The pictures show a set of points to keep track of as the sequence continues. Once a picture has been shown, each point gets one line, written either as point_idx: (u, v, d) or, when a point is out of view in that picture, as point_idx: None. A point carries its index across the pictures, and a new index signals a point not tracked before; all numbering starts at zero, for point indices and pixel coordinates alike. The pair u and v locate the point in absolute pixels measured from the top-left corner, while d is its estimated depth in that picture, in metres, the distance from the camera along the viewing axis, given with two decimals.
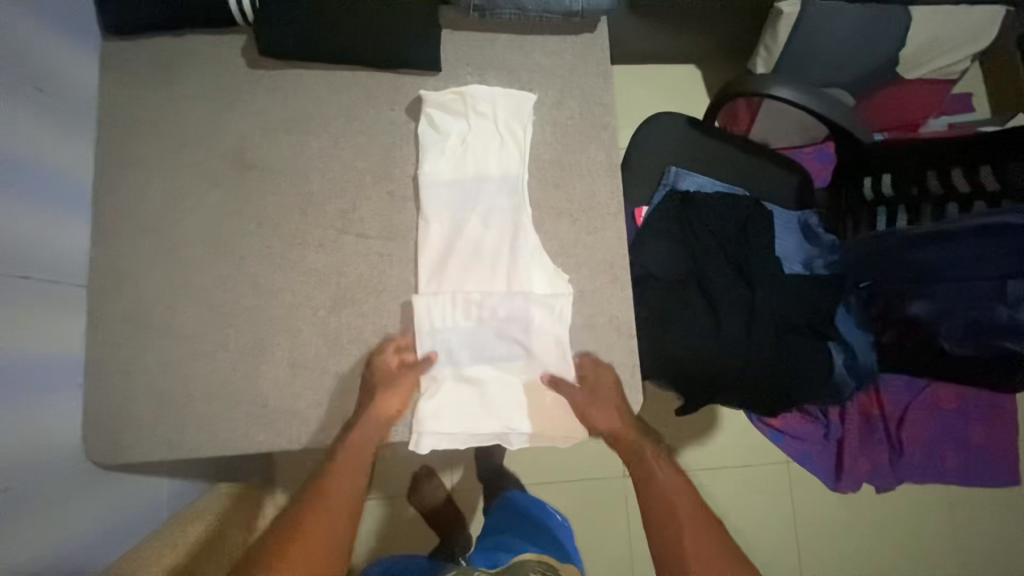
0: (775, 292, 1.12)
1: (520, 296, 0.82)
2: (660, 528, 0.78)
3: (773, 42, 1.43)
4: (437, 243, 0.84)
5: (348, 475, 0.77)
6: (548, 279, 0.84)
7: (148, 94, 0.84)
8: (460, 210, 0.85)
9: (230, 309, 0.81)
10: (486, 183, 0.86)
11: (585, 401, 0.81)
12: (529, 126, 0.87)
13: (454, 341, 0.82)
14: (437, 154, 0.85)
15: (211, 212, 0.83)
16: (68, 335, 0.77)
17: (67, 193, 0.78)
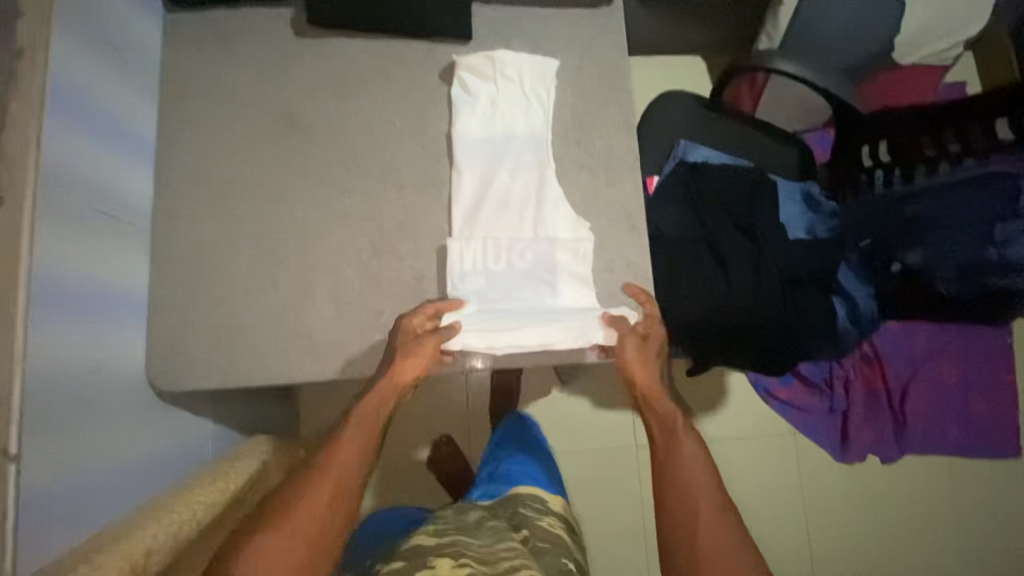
0: (779, 253, 1.19)
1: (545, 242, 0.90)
2: (677, 486, 0.86)
3: (774, 28, 1.51)
4: (468, 195, 0.91)
5: (364, 422, 0.86)
6: (571, 229, 0.91)
7: (205, 59, 0.93)
8: (490, 165, 0.92)
9: (280, 252, 0.89)
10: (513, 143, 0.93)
11: (632, 344, 0.90)
12: (552, 90, 0.95)
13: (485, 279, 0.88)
14: (469, 114, 0.93)
15: (262, 164, 0.91)
16: (133, 271, 0.84)
17: (133, 144, 0.85)
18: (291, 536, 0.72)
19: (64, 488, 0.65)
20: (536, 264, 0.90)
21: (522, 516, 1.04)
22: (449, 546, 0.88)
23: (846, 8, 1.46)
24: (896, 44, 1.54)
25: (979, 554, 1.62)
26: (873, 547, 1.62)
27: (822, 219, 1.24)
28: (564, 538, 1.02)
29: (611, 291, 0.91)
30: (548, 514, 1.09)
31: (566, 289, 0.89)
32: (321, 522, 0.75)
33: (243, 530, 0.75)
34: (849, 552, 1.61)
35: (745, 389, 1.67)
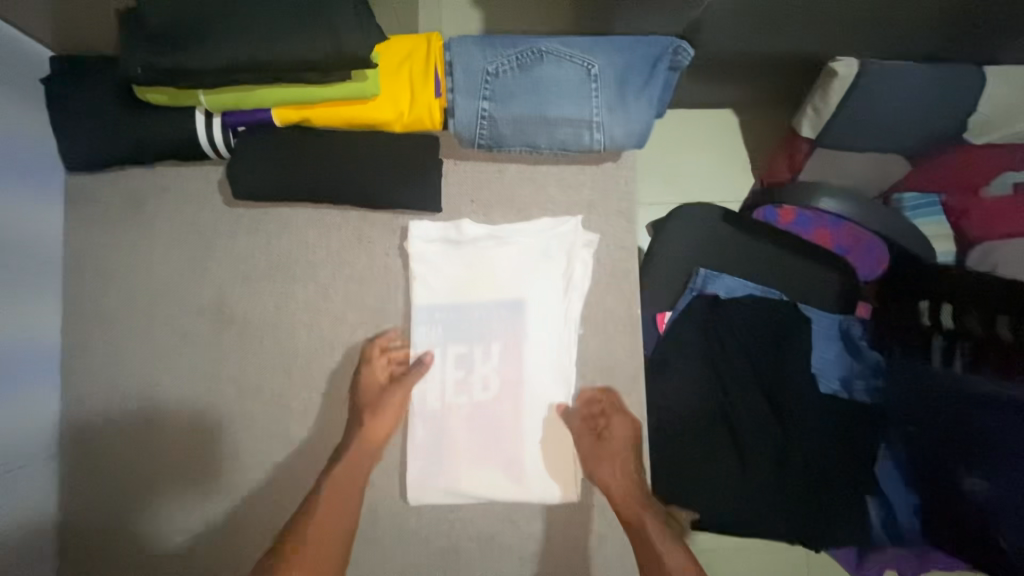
0: (810, 434, 0.98)
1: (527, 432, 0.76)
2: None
3: (824, 103, 1.16)
4: (441, 340, 0.77)
5: (355, 453, 0.73)
6: (564, 395, 0.76)
7: (117, 236, 0.77)
8: (463, 306, 0.77)
9: (211, 477, 0.75)
10: (501, 279, 0.77)
11: (590, 443, 0.74)
12: (547, 239, 0.77)
13: (446, 467, 0.75)
14: (443, 256, 0.77)
15: (187, 371, 0.76)
16: (35, 514, 0.72)
17: (30, 360, 0.71)
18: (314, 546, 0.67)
19: None
20: (513, 428, 0.76)
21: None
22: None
23: (905, 88, 1.11)
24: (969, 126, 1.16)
25: None
26: None
27: (862, 371, 1.05)
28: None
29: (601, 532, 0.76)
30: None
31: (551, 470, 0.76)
32: (328, 554, 0.67)
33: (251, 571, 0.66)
34: None
35: None
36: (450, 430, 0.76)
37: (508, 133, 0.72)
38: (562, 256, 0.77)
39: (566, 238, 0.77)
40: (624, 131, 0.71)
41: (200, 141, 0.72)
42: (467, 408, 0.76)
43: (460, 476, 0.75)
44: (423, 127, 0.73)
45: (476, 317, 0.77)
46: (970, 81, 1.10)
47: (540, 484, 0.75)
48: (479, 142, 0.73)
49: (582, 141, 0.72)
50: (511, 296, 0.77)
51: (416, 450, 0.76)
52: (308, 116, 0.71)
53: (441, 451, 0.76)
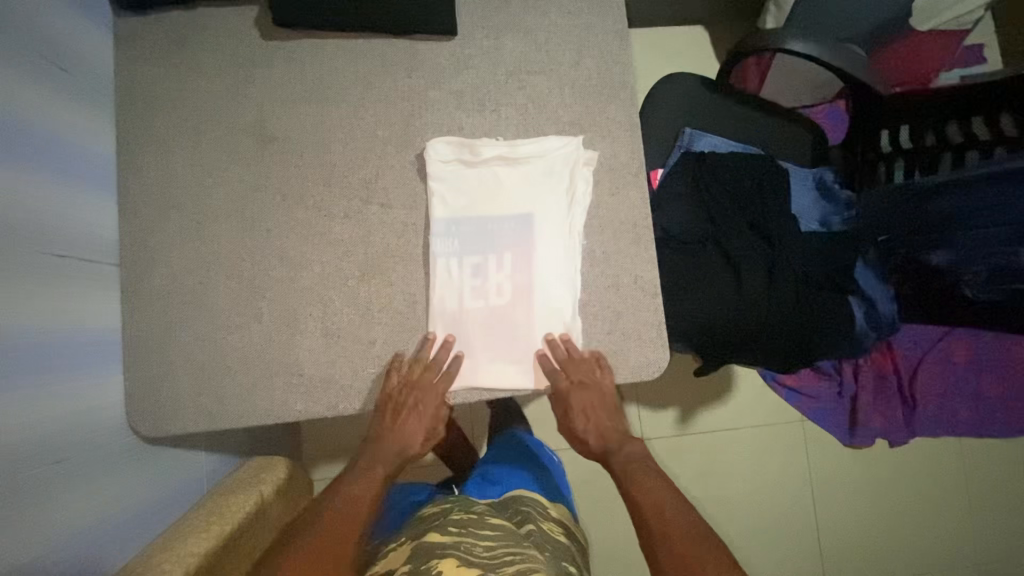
0: (795, 252, 1.10)
1: (535, 332, 0.84)
2: (643, 509, 0.78)
3: None
4: (459, 252, 0.84)
5: (385, 459, 0.84)
6: (567, 303, 0.84)
7: (164, 69, 0.84)
8: (477, 218, 0.84)
9: (260, 282, 0.82)
10: (511, 197, 0.85)
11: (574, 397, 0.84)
12: (550, 162, 0.85)
13: (466, 338, 0.83)
14: (458, 177, 0.84)
15: (235, 186, 0.83)
16: (103, 314, 0.78)
17: (89, 171, 0.77)
18: (329, 533, 0.75)
19: (52, 555, 0.62)
20: (525, 328, 0.84)
21: (524, 513, 0.96)
22: (457, 548, 0.77)
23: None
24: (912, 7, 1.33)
25: (1006, 548, 1.55)
26: (888, 540, 1.56)
27: (836, 209, 1.17)
28: (567, 544, 0.94)
29: (616, 309, 0.85)
30: (548, 516, 1.00)
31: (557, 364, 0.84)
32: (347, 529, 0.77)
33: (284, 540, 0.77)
34: (862, 545, 1.56)
35: (754, 381, 1.60)
36: (467, 328, 0.83)
37: None
38: (568, 175, 0.85)
39: (573, 159, 0.85)
40: None
41: None
42: (485, 312, 0.84)
43: (476, 358, 0.83)
44: None
45: (489, 228, 0.85)
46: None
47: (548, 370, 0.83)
48: None
49: None
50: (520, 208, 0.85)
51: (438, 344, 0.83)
52: None
53: (462, 345, 0.83)
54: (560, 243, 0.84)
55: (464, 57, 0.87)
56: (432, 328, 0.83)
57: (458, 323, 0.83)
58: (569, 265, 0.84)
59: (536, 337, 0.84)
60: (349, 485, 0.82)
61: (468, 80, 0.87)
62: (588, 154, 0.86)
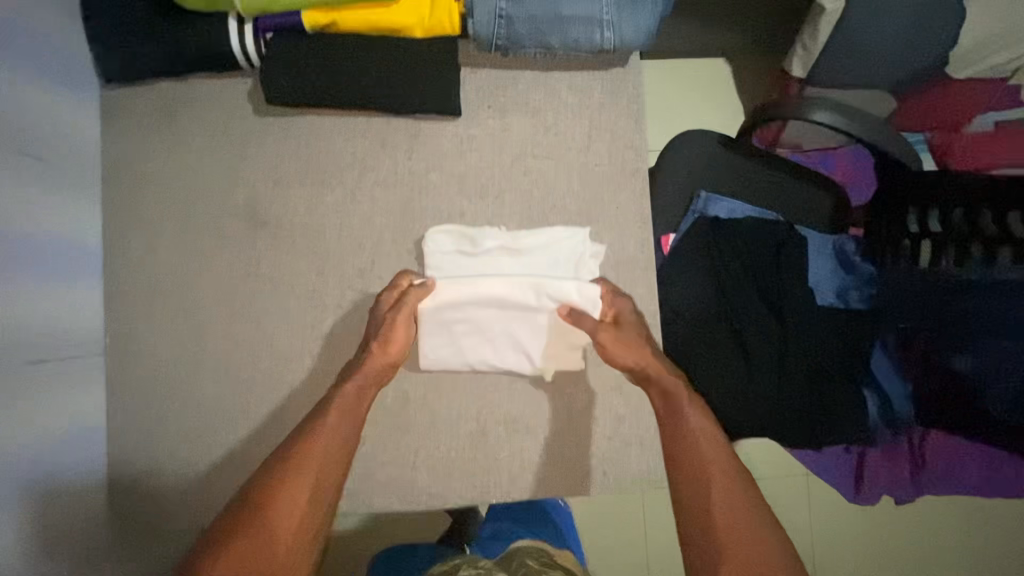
0: (809, 335, 1.03)
1: (533, 434, 0.81)
2: (687, 469, 0.66)
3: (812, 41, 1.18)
4: (451, 347, 0.79)
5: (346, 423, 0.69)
6: (567, 405, 0.81)
7: (152, 145, 0.80)
8: (476, 310, 0.79)
9: (249, 373, 0.79)
10: (513, 292, 0.80)
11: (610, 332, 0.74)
12: (554, 253, 0.81)
13: (461, 437, 0.80)
14: (455, 266, 0.80)
15: (225, 271, 0.80)
16: (86, 405, 0.76)
17: (72, 259, 0.74)
18: (293, 514, 0.62)
19: None
20: (523, 429, 0.81)
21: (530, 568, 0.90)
22: None
23: (897, 14, 1.10)
24: (951, 55, 1.17)
25: None
26: None
27: (856, 283, 1.09)
28: None
29: (619, 413, 0.82)
30: (556, 565, 0.93)
31: (556, 466, 0.80)
32: (311, 498, 0.64)
33: (221, 526, 0.63)
34: None
35: None
36: (462, 427, 0.80)
37: (525, 32, 0.75)
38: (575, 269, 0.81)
39: (579, 254, 0.81)
40: (633, 29, 0.76)
41: (233, 48, 0.76)
42: (481, 411, 0.80)
43: (472, 460, 0.80)
44: (442, 32, 0.77)
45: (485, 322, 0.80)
46: (950, 9, 1.10)
47: (545, 473, 0.80)
48: (496, 42, 0.77)
49: (593, 39, 0.76)
50: (525, 301, 0.78)
51: (434, 444, 0.80)
52: (336, 18, 0.75)
53: (457, 446, 0.80)
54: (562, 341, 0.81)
55: (468, 137, 0.82)
56: (424, 426, 0.80)
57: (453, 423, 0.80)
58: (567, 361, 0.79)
59: (534, 440, 0.81)
60: (303, 446, 0.67)
61: (471, 163, 0.82)
62: (594, 243, 0.82)
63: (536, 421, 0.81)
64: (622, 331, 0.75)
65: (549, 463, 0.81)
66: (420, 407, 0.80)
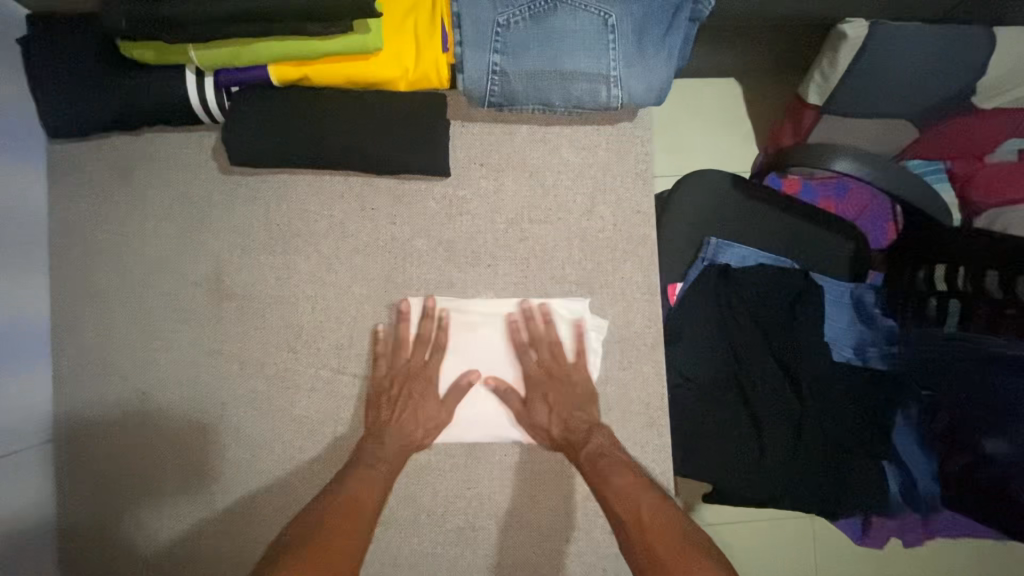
0: (826, 403, 0.96)
1: (526, 528, 0.73)
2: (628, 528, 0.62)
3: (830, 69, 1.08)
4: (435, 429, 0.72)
5: (388, 454, 0.69)
6: (564, 496, 0.74)
7: (105, 206, 0.72)
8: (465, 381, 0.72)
9: (213, 463, 0.72)
10: (497, 356, 0.74)
11: (543, 383, 0.72)
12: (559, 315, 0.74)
13: (446, 531, 0.73)
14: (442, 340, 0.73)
15: (187, 348, 0.72)
16: (30, 500, 0.68)
17: (14, 339, 0.67)
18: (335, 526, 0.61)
19: None
20: (516, 523, 0.73)
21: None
22: None
23: (922, 46, 1.02)
24: (978, 86, 1.07)
25: None
26: None
27: (875, 340, 1.04)
28: None
29: None
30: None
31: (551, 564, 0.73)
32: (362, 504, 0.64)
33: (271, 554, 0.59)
34: None
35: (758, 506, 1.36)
36: (447, 519, 0.73)
37: (521, 89, 0.67)
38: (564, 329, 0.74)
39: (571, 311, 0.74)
40: (643, 85, 0.67)
41: (193, 104, 0.67)
42: (469, 502, 0.73)
43: (459, 557, 0.73)
44: (430, 86, 0.69)
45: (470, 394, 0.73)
46: (979, 41, 1.01)
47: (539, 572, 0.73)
48: (489, 99, 0.68)
49: (598, 97, 0.68)
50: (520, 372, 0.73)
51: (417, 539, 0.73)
52: (307, 72, 0.66)
53: (442, 541, 0.73)
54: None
55: (459, 200, 0.75)
56: (407, 519, 0.73)
57: (438, 515, 0.73)
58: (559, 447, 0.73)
59: (527, 535, 0.73)
60: (340, 483, 0.66)
61: (461, 229, 0.75)
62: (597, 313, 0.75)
63: (529, 514, 0.73)
64: (554, 389, 0.72)
65: (544, 561, 0.73)
66: (402, 498, 0.73)
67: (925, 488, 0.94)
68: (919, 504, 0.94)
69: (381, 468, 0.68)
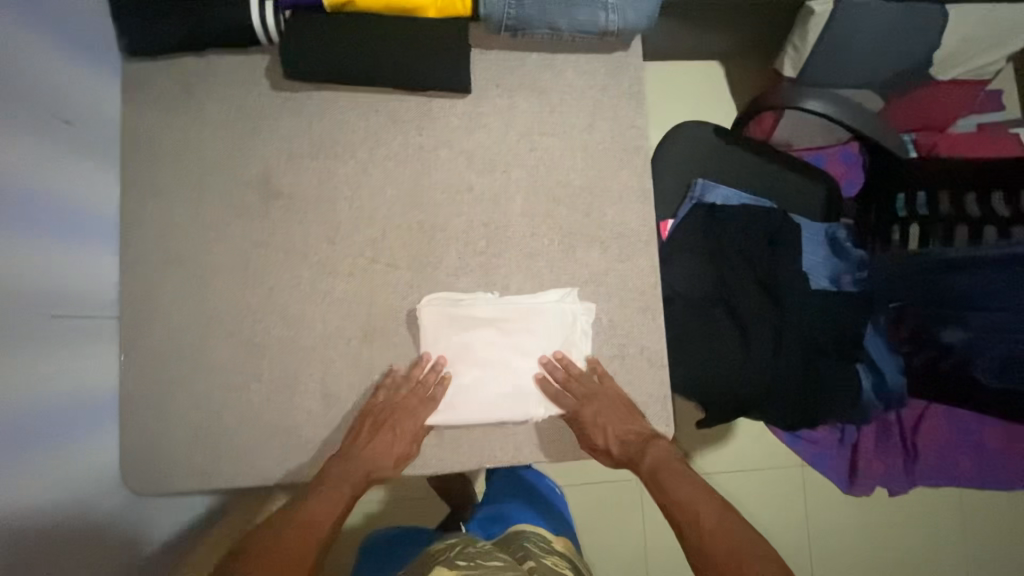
0: (806, 318, 1.07)
1: (537, 400, 0.83)
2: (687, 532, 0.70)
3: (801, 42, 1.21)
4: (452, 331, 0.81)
5: (352, 479, 0.75)
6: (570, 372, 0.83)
7: (169, 116, 0.83)
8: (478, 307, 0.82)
9: (260, 343, 0.81)
10: (510, 245, 0.85)
11: (589, 410, 0.81)
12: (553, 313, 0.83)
13: (466, 402, 0.82)
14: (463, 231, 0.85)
15: (239, 241, 0.82)
16: (100, 369, 0.77)
17: (92, 227, 0.76)
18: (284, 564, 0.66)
19: None
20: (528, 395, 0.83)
21: (526, 550, 0.84)
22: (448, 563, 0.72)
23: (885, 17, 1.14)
24: (934, 59, 1.22)
25: None
26: None
27: (848, 267, 1.14)
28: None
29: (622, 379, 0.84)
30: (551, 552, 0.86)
31: (559, 432, 0.83)
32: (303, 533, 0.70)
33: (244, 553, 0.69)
34: None
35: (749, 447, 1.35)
36: (466, 391, 0.82)
37: (533, 14, 0.80)
38: (547, 345, 0.82)
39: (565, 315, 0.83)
40: (635, 12, 0.80)
41: (253, 22, 0.79)
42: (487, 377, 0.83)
43: (478, 425, 0.82)
44: (455, 13, 0.81)
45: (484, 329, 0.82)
46: (934, 17, 1.14)
47: (547, 439, 0.83)
48: (506, 22, 0.81)
49: (598, 22, 0.80)
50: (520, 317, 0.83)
51: (441, 408, 0.82)
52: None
53: (464, 410, 0.82)
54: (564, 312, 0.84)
55: (477, 115, 0.86)
56: None
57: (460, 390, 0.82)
58: (559, 407, 0.81)
59: (538, 406, 0.83)
60: (309, 494, 0.74)
61: (479, 140, 0.86)
62: (598, 214, 0.86)
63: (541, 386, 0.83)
64: (600, 405, 0.81)
65: (555, 429, 0.83)
66: None
67: (895, 385, 1.08)
68: (890, 399, 1.09)
69: (342, 492, 0.74)
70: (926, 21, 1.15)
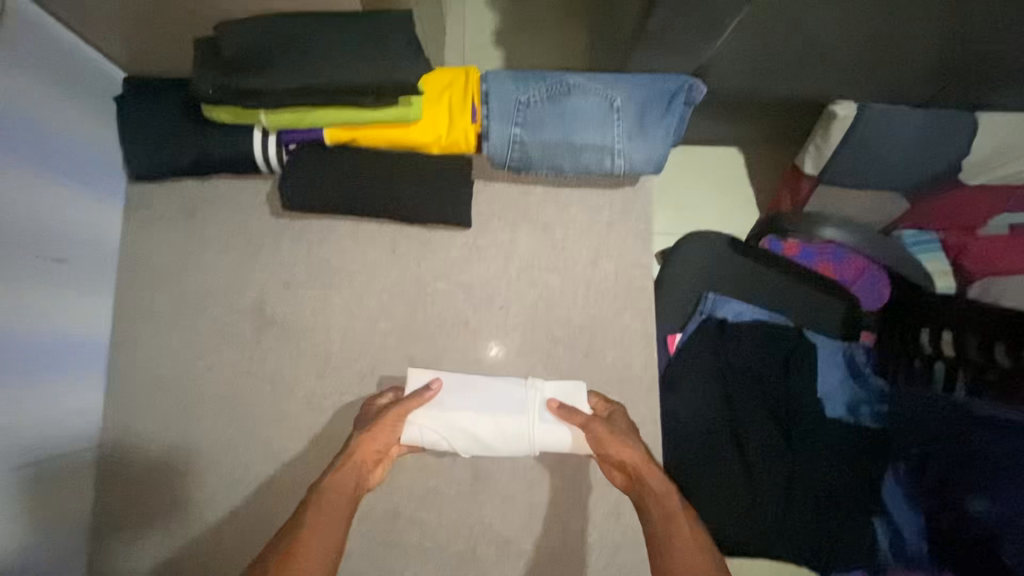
0: (816, 454, 1.00)
1: (524, 557, 0.78)
2: None
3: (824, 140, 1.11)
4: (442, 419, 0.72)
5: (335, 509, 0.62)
6: (560, 528, 0.78)
7: (168, 240, 0.83)
8: (471, 392, 0.74)
9: (239, 478, 0.78)
10: None
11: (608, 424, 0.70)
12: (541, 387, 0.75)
13: (449, 554, 0.78)
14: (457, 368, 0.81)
15: (226, 369, 0.80)
16: (75, 499, 0.75)
17: (79, 353, 0.76)
18: None
19: None
20: (515, 550, 0.78)
21: None
22: None
23: (908, 124, 1.06)
24: (965, 164, 1.10)
25: None
26: None
27: (867, 398, 1.07)
28: None
29: (615, 540, 0.78)
30: None
31: None
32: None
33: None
34: None
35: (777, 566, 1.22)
36: (450, 541, 0.78)
37: (537, 157, 0.78)
38: (529, 420, 0.72)
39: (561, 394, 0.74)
40: (644, 156, 0.77)
41: (256, 156, 0.79)
42: (472, 528, 0.78)
43: None
44: (459, 150, 0.80)
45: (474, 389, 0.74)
46: (962, 123, 1.05)
47: None
48: (509, 164, 0.79)
49: (604, 165, 0.78)
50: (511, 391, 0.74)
51: (423, 559, 0.77)
52: (356, 135, 0.78)
53: (446, 562, 0.77)
54: (556, 461, 0.80)
55: (477, 248, 0.84)
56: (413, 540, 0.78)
57: (443, 540, 0.78)
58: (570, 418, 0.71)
59: (523, 564, 0.77)
60: (297, 525, 0.60)
61: (478, 274, 0.84)
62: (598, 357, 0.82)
63: (529, 541, 0.78)
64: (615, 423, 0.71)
65: None
66: (411, 522, 0.78)
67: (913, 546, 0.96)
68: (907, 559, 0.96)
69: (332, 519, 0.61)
70: (957, 123, 1.06)
